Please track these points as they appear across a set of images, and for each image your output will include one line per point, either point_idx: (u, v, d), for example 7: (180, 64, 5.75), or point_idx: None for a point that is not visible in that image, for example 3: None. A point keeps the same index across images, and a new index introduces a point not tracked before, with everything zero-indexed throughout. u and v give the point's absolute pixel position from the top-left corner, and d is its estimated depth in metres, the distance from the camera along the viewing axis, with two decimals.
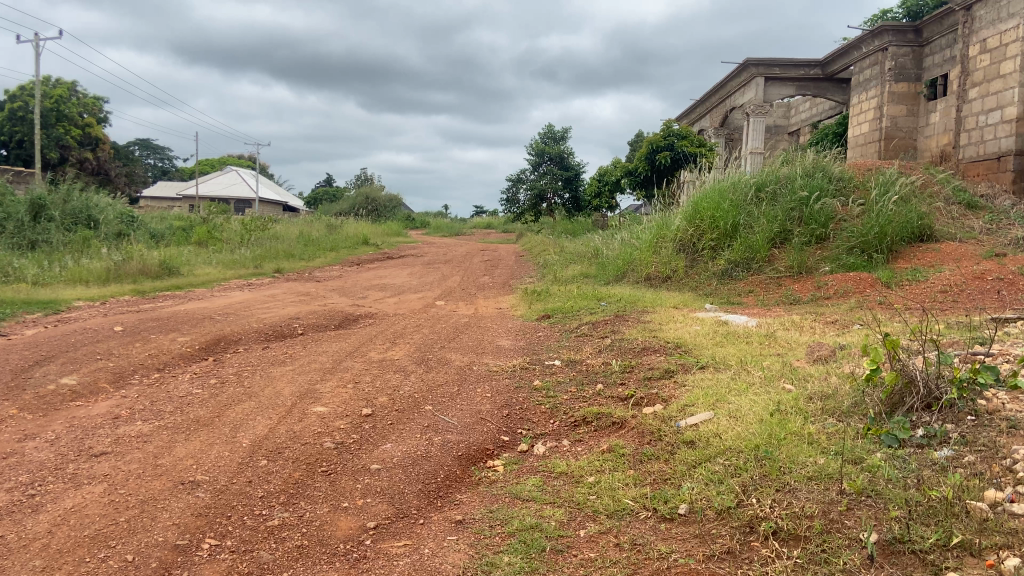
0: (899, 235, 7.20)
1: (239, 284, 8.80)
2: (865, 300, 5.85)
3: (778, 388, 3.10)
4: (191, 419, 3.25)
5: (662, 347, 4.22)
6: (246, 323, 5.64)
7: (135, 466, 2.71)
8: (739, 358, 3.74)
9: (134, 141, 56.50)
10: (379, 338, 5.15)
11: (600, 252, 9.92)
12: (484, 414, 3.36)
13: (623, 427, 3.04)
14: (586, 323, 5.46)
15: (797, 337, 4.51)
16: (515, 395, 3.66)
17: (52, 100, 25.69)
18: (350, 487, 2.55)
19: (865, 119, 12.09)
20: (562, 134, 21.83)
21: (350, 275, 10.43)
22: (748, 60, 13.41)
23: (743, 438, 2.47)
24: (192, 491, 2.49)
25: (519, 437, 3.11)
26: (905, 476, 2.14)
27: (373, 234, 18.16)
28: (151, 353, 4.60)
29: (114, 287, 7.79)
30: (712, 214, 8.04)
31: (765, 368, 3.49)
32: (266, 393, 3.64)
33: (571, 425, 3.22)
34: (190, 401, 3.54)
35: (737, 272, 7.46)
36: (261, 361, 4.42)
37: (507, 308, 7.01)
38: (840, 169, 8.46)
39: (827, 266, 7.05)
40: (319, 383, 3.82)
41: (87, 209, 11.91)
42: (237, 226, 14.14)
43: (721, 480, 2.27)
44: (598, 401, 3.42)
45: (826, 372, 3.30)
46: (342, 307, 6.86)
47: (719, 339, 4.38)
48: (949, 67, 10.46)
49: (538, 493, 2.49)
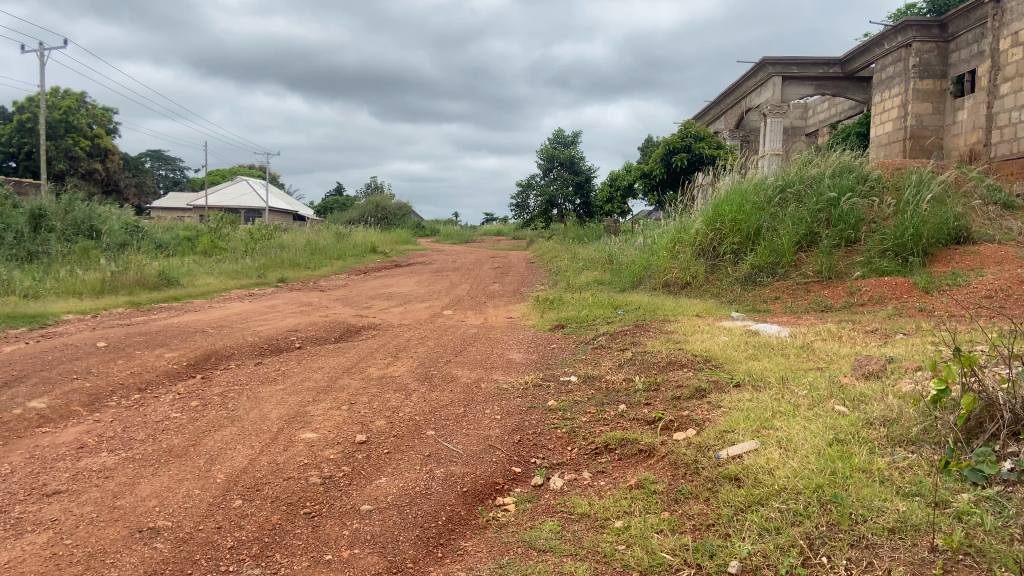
0: (934, 237, 6.77)
1: (240, 295, 8.46)
2: (903, 307, 5.44)
3: (829, 410, 2.70)
4: (163, 449, 2.88)
5: (690, 361, 3.81)
6: (241, 337, 5.29)
7: (89, 510, 2.34)
8: (779, 374, 3.34)
9: (145, 153, 56.77)
10: (381, 352, 4.77)
11: (615, 258, 9.54)
12: (494, 440, 2.97)
13: (651, 456, 2.66)
14: (603, 334, 5.05)
15: (837, 348, 4.11)
16: (527, 417, 3.28)
17: (61, 111, 25.63)
18: (336, 535, 2.17)
19: (889, 118, 11.66)
20: (572, 139, 21.37)
21: (355, 284, 10.12)
22: (763, 58, 13.07)
23: (800, 477, 2.07)
24: (149, 542, 2.12)
25: (533, 468, 2.72)
26: (1008, 524, 1.73)
27: (382, 242, 17.84)
28: (132, 371, 4.25)
29: (109, 299, 7.47)
30: (733, 216, 7.66)
31: (812, 386, 3.09)
32: (251, 416, 3.27)
33: (592, 452, 2.83)
34: (166, 427, 3.17)
35: (761, 278, 7.07)
36: (251, 379, 4.06)
37: (519, 317, 6.64)
38: (869, 169, 8.02)
39: (859, 270, 6.64)
40: (310, 405, 3.44)
41: (89, 219, 11.65)
42: (242, 235, 13.85)
43: (778, 530, 1.88)
44: (622, 425, 3.03)
45: (883, 392, 2.90)
46: (344, 318, 6.51)
47: (751, 351, 3.98)
48: (977, 62, 10.03)
49: (557, 542, 2.10)
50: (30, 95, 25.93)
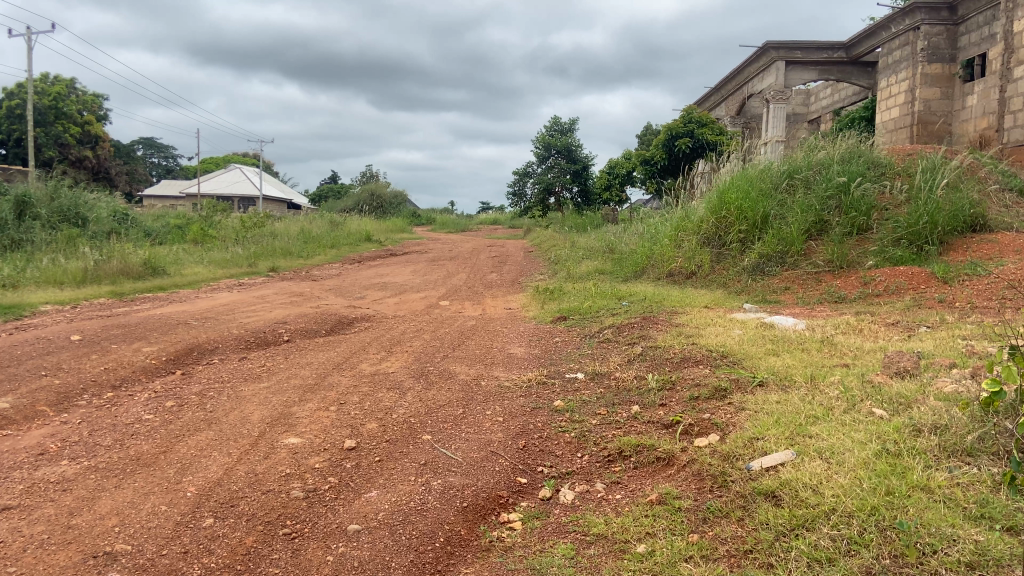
0: (950, 225, 6.50)
1: (228, 285, 8.18)
2: (922, 298, 5.18)
3: (866, 414, 2.43)
4: (131, 457, 2.61)
5: (706, 357, 3.53)
6: (225, 330, 5.00)
7: (41, 529, 2.08)
8: (805, 373, 3.07)
9: (138, 141, 56.26)
10: (373, 346, 4.50)
11: (616, 246, 9.26)
12: (496, 446, 2.70)
13: (671, 466, 2.41)
14: (609, 327, 4.79)
15: (861, 343, 3.83)
16: (532, 419, 3.01)
17: (50, 97, 25.23)
18: (317, 561, 1.90)
19: (896, 103, 11.38)
20: (569, 127, 21.06)
21: (348, 273, 9.82)
22: (766, 42, 12.77)
23: (850, 497, 1.81)
24: (103, 570, 1.85)
25: (539, 479, 2.46)
26: None
27: (377, 231, 17.52)
28: (108, 367, 3.97)
29: (90, 289, 7.16)
30: (739, 203, 7.40)
31: (843, 385, 2.82)
32: (230, 418, 2.99)
33: (604, 460, 2.57)
34: (136, 431, 2.89)
35: (769, 267, 6.82)
36: (234, 376, 3.77)
37: (518, 308, 6.37)
38: (879, 154, 7.72)
39: (872, 260, 6.37)
40: (295, 405, 3.16)
41: (76, 206, 11.32)
42: (234, 224, 13.52)
43: (831, 562, 1.62)
44: (636, 429, 2.77)
45: (924, 394, 2.63)
46: (336, 309, 6.24)
47: (770, 346, 3.71)
48: (988, 45, 9.75)
49: (571, 570, 1.83)
50: (20, 82, 25.51)
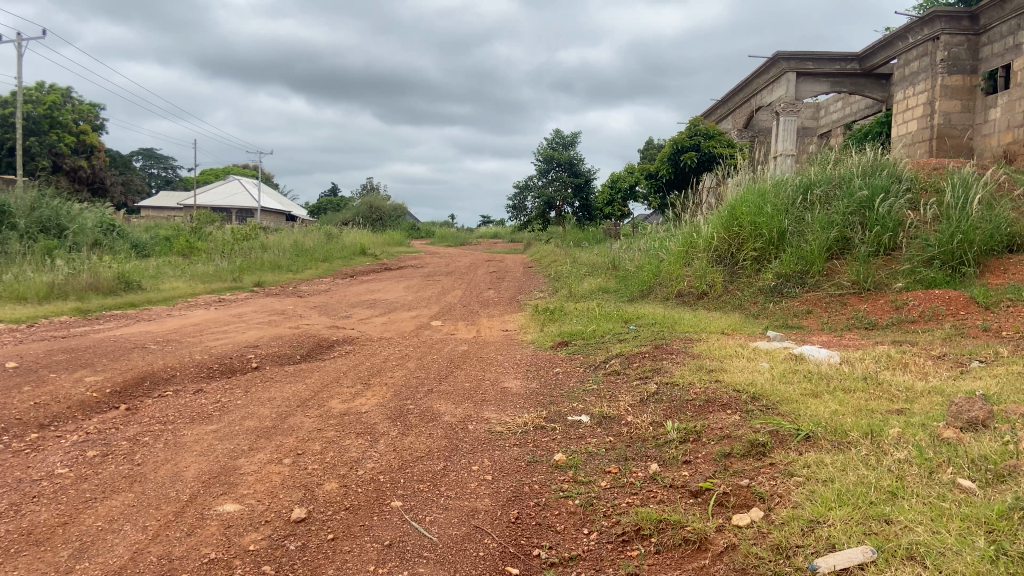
0: (986, 245, 5.98)
1: (207, 301, 7.63)
2: (963, 326, 4.67)
3: (952, 488, 1.89)
4: (22, 530, 2.07)
5: (735, 400, 2.99)
6: (187, 355, 4.46)
7: None
8: (859, 424, 2.51)
9: (138, 152, 55.99)
10: (349, 377, 3.95)
11: (620, 264, 8.74)
12: (482, 519, 2.16)
13: (707, 554, 1.86)
14: (617, 357, 4.25)
15: (913, 382, 3.27)
16: (528, 479, 2.47)
17: (45, 106, 24.72)
18: None
19: (913, 116, 10.91)
20: (572, 139, 20.55)
21: (338, 289, 9.29)
22: (776, 52, 12.19)
23: None
24: None
25: (537, 568, 1.91)
26: None
27: (372, 244, 17.00)
28: (38, 402, 3.41)
29: (54, 306, 6.63)
30: (753, 219, 6.90)
31: (912, 444, 2.26)
32: (159, 476, 2.45)
33: (618, 540, 2.04)
34: (40, 492, 2.35)
35: (788, 288, 6.29)
36: (182, 415, 3.23)
37: (516, 331, 5.85)
38: (903, 167, 7.18)
39: (902, 282, 5.86)
40: (242, 458, 2.62)
41: (56, 216, 10.77)
42: (223, 236, 13.00)
43: None
44: (656, 497, 2.23)
45: (1016, 455, 2.08)
46: (317, 330, 5.70)
47: (807, 386, 3.16)
48: (1012, 55, 9.30)
49: None
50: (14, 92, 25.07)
